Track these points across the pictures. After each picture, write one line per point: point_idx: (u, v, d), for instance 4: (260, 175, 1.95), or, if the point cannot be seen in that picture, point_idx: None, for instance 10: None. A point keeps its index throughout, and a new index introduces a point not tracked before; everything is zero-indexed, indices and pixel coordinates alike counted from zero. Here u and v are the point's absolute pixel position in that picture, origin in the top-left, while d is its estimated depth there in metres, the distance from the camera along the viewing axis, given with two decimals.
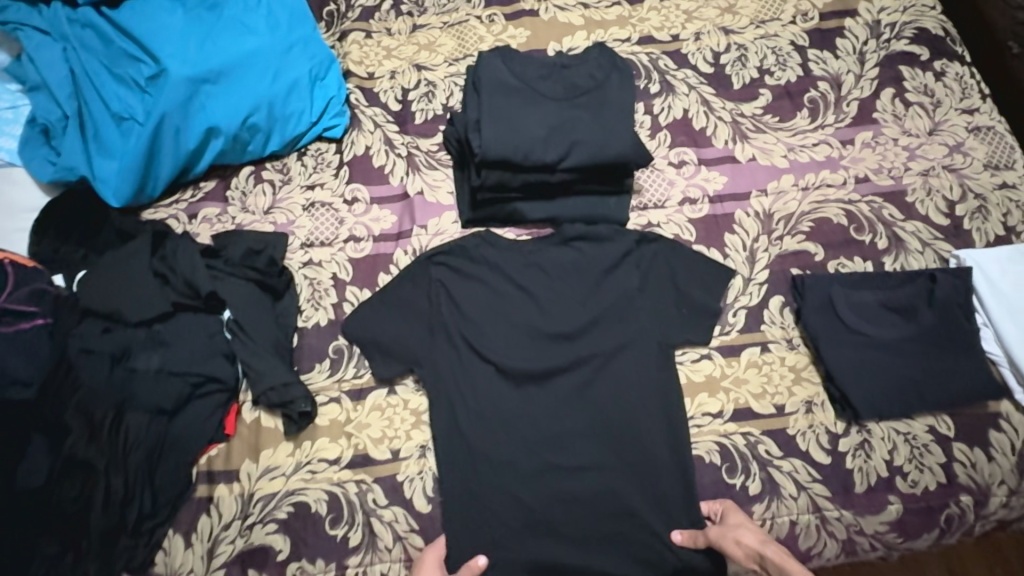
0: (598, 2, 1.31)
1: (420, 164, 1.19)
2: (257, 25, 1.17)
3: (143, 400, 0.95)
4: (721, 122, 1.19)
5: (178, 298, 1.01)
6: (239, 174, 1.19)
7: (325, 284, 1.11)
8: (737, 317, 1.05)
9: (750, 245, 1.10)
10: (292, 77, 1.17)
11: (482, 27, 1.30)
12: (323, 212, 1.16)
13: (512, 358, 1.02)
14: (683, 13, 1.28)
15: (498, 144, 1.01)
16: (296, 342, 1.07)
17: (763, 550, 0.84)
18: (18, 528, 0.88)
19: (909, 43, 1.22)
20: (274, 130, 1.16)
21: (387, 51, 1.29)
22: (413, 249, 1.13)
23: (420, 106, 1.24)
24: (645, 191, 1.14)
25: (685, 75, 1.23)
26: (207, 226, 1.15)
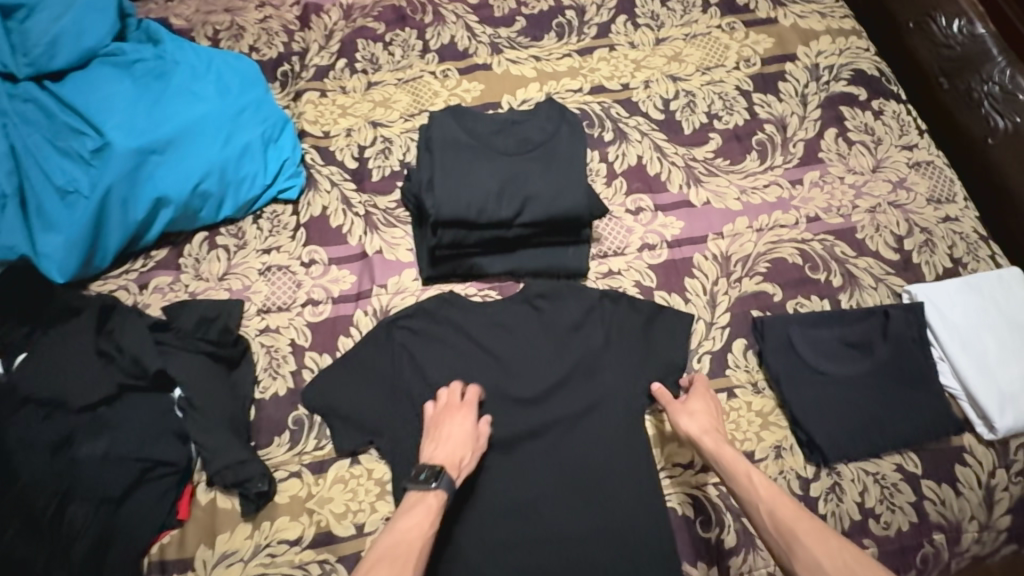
0: (548, 53, 1.34)
1: (378, 222, 1.18)
2: (205, 91, 1.16)
3: (88, 488, 0.90)
4: (674, 167, 1.21)
5: (123, 378, 0.96)
6: (193, 240, 1.16)
7: (283, 351, 1.07)
8: (701, 363, 1.05)
9: (710, 289, 1.11)
10: (243, 142, 1.15)
11: (437, 82, 1.32)
12: (280, 275, 1.14)
13: None
14: (632, 62, 1.32)
15: (452, 203, 0.99)
16: (253, 415, 1.03)
17: (701, 438, 0.93)
18: None
19: (848, 84, 1.27)
20: (227, 196, 1.14)
21: (343, 109, 1.30)
22: (373, 309, 1.11)
23: (376, 163, 1.24)
24: (604, 239, 1.15)
25: (637, 123, 1.26)
26: (159, 296, 1.12)
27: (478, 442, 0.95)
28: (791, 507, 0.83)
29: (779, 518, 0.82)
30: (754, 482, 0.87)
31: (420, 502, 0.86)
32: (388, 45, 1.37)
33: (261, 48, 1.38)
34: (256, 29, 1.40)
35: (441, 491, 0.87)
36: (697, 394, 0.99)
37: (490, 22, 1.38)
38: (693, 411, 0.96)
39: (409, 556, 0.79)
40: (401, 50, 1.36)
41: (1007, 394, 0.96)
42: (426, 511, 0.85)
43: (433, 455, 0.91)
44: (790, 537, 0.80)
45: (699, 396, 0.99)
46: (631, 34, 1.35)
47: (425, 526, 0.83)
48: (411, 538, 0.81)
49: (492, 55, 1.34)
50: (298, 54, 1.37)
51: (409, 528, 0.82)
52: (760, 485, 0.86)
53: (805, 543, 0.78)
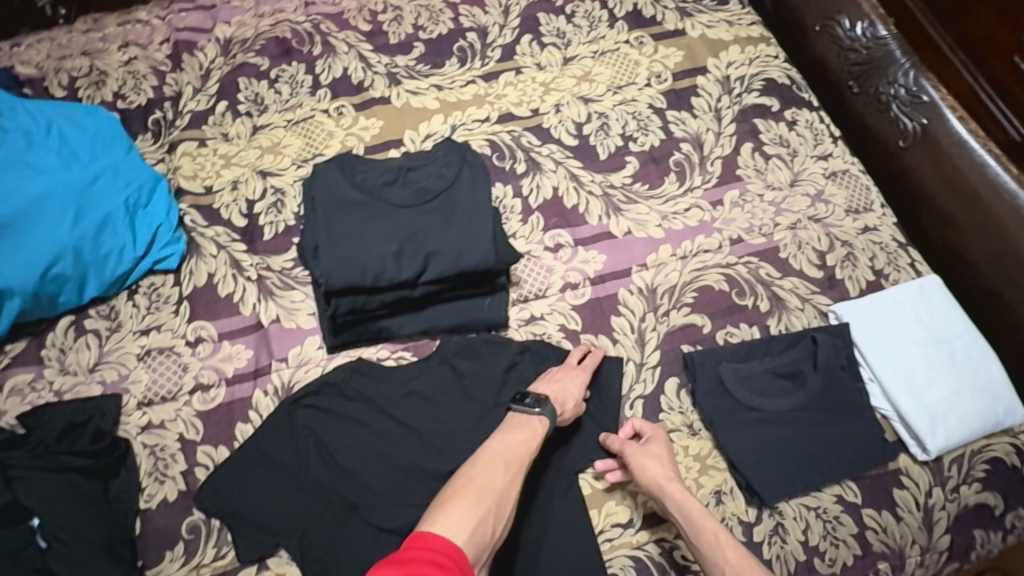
0: (451, 81, 1.24)
1: (274, 286, 1.06)
2: (47, 160, 1.02)
3: None
4: (592, 197, 1.14)
5: None
6: (56, 328, 1.01)
7: (171, 449, 0.95)
8: (634, 409, 0.99)
9: (638, 326, 1.05)
10: (101, 213, 1.02)
11: (331, 122, 1.20)
12: (162, 359, 1.00)
13: (397, 509, 0.90)
14: (540, 85, 1.24)
15: (344, 270, 0.90)
16: (140, 528, 0.91)
17: (664, 486, 0.87)
18: None
19: (759, 95, 1.24)
20: (87, 277, 1.00)
21: (226, 159, 1.16)
22: (273, 387, 1.00)
23: (268, 219, 1.11)
24: (524, 283, 1.07)
25: (550, 151, 1.18)
26: (17, 399, 0.97)
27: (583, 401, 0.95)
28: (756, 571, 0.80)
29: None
30: (719, 540, 0.82)
31: (527, 425, 0.88)
32: (274, 82, 1.24)
33: (128, 94, 1.23)
34: (121, 73, 1.25)
35: (545, 418, 0.88)
36: (656, 439, 0.93)
37: (386, 50, 1.27)
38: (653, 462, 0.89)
39: (519, 466, 0.82)
40: (288, 88, 1.24)
41: (936, 414, 0.96)
42: (533, 433, 0.87)
43: (541, 389, 0.93)
44: None
45: (655, 442, 0.93)
46: (537, 54, 1.27)
47: (532, 444, 0.85)
48: (519, 450, 0.84)
49: (390, 86, 1.24)
50: (171, 99, 1.22)
51: (517, 441, 0.85)
52: (728, 545, 0.82)
53: None
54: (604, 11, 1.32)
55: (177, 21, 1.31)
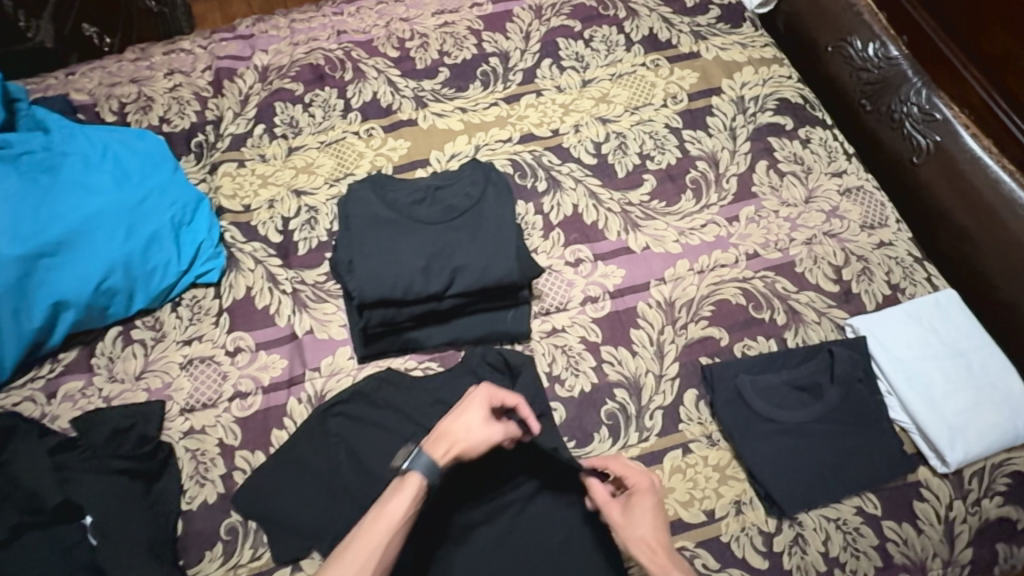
0: (474, 104, 1.30)
1: (307, 299, 1.12)
2: (102, 181, 1.08)
3: None
4: (611, 213, 1.19)
5: (22, 516, 0.86)
6: (105, 337, 1.07)
7: (211, 454, 1.00)
8: (654, 420, 1.02)
9: (656, 338, 1.08)
10: (150, 230, 1.08)
11: (361, 143, 1.27)
12: (203, 368, 1.06)
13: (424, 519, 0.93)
14: (560, 106, 1.30)
15: (376, 284, 0.94)
16: (181, 529, 0.95)
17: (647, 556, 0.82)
18: None
19: (774, 114, 1.27)
20: (135, 289, 1.06)
21: (263, 179, 1.23)
22: (307, 395, 1.05)
23: (302, 235, 1.18)
24: (545, 296, 1.11)
25: (570, 169, 1.23)
26: (69, 405, 1.03)
27: (486, 430, 0.87)
28: None
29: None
30: None
31: (400, 486, 0.82)
32: (308, 106, 1.31)
33: (173, 119, 1.31)
34: (166, 99, 1.33)
35: (415, 472, 0.82)
36: (642, 497, 0.87)
37: (413, 75, 1.34)
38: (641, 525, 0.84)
39: (372, 548, 0.77)
40: (321, 111, 1.31)
41: (955, 426, 0.97)
42: (405, 495, 0.81)
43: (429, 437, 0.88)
44: None
45: (641, 501, 0.87)
46: (557, 77, 1.33)
47: (396, 514, 0.79)
48: (379, 526, 0.78)
49: (417, 109, 1.30)
50: (213, 123, 1.30)
51: (376, 516, 0.80)
52: None
53: None
54: (621, 35, 1.37)
55: (218, 50, 1.40)
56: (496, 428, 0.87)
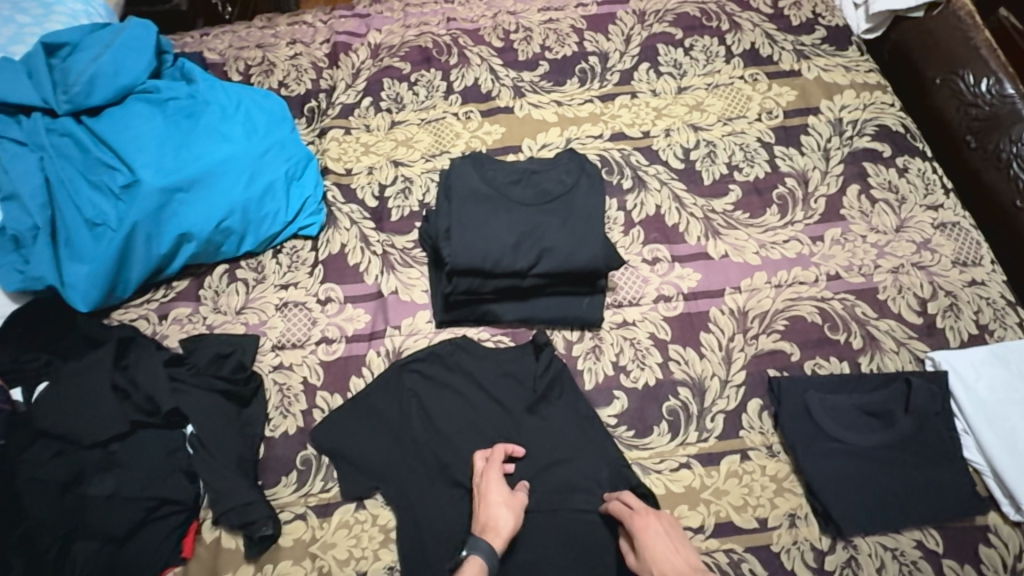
0: (570, 99, 1.35)
1: (395, 262, 1.19)
2: (233, 131, 1.18)
3: (95, 528, 0.89)
4: (693, 218, 1.21)
5: (137, 416, 0.97)
6: (213, 273, 1.18)
7: (295, 389, 1.08)
8: (715, 422, 1.03)
9: (725, 344, 1.10)
10: (267, 180, 1.18)
11: (459, 124, 1.34)
12: (296, 312, 1.15)
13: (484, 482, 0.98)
14: (653, 110, 1.33)
15: (470, 253, 1.00)
16: (263, 453, 1.03)
17: None
18: None
19: (871, 140, 1.26)
20: (248, 232, 1.16)
21: (365, 147, 1.32)
22: (386, 350, 1.12)
23: (396, 203, 1.25)
24: (620, 289, 1.14)
25: (656, 171, 1.26)
26: (177, 327, 1.14)
27: (514, 503, 0.93)
28: None
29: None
30: None
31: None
32: (414, 85, 1.40)
33: (290, 84, 1.42)
34: (286, 66, 1.45)
35: (477, 561, 0.87)
36: (642, 530, 0.88)
37: (514, 65, 1.40)
38: (659, 559, 0.86)
39: None
40: (425, 91, 1.39)
41: None
42: None
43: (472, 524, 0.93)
44: None
45: (648, 531, 0.88)
46: (653, 81, 1.36)
47: None
48: None
49: (515, 98, 1.36)
50: (326, 91, 1.40)
51: None
52: None
53: None
54: (721, 47, 1.39)
55: (337, 25, 1.50)
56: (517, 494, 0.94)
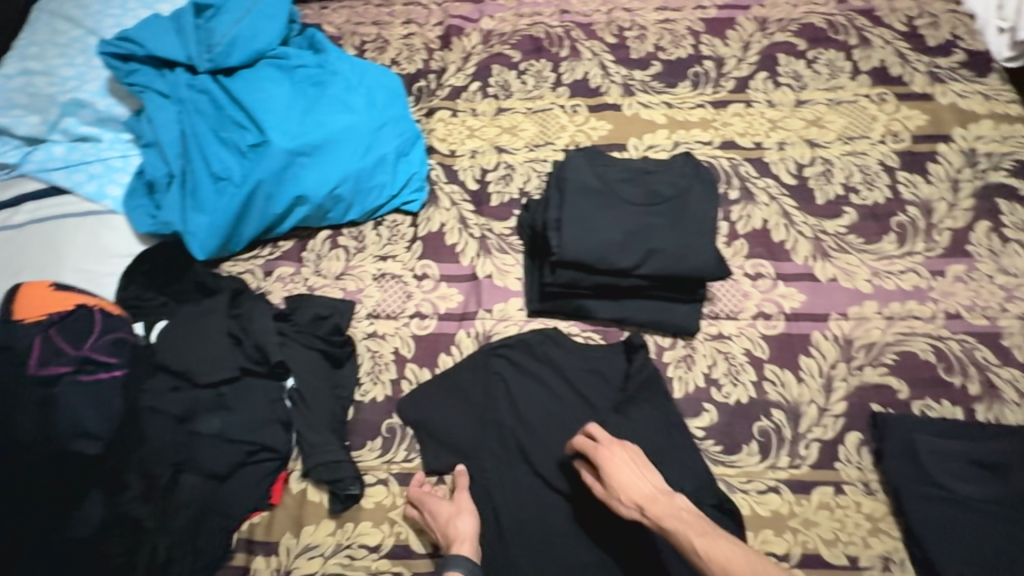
0: (681, 102, 1.32)
1: (492, 247, 1.20)
2: (355, 102, 1.22)
3: (201, 463, 0.95)
4: (802, 236, 1.16)
5: (246, 362, 1.02)
6: (316, 237, 1.23)
7: (386, 358, 1.11)
8: (809, 450, 0.99)
9: (827, 371, 1.05)
10: (380, 153, 1.20)
11: (565, 117, 1.33)
12: (392, 284, 1.18)
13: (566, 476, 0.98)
14: (768, 121, 1.28)
15: (578, 246, 0.99)
16: (351, 416, 1.07)
17: (645, 507, 0.85)
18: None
19: (1008, 175, 1.18)
20: (355, 202, 1.20)
21: (470, 131, 1.34)
22: (476, 331, 1.13)
23: (496, 188, 1.26)
24: (717, 300, 1.12)
25: (766, 184, 1.21)
26: (280, 285, 1.19)
27: (459, 505, 0.95)
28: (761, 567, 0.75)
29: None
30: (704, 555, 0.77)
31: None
32: (522, 74, 1.40)
33: (402, 62, 1.45)
34: (400, 44, 1.48)
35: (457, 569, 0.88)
36: (606, 460, 0.89)
37: (626, 63, 1.38)
38: (622, 484, 0.87)
39: None
40: (534, 80, 1.39)
41: None
42: None
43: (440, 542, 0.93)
44: None
45: (613, 457, 0.90)
46: (770, 91, 1.31)
47: None
48: None
49: (624, 96, 1.34)
50: (436, 72, 1.43)
51: None
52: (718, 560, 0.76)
53: None
54: (848, 62, 1.33)
55: (452, 8, 1.52)
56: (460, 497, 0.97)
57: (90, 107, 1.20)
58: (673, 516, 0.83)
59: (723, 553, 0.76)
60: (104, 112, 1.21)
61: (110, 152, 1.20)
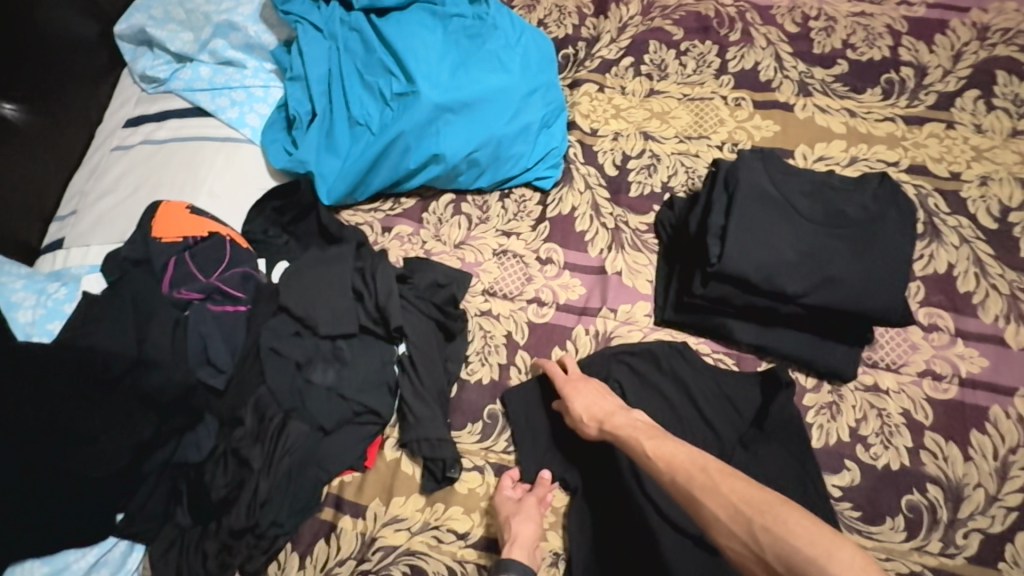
0: (867, 111, 1.15)
1: (625, 242, 1.10)
2: (511, 63, 1.14)
3: (309, 413, 0.94)
4: (996, 291, 0.99)
5: (364, 320, 0.99)
6: (439, 199, 1.17)
7: (498, 341, 1.05)
8: (967, 540, 0.86)
9: (1003, 455, 0.90)
10: (525, 121, 1.12)
11: (726, 109, 1.19)
12: (513, 262, 1.10)
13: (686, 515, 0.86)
14: (972, 149, 1.09)
15: (743, 260, 0.89)
16: (454, 393, 1.03)
17: (603, 421, 0.87)
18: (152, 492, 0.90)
19: None
20: (489, 169, 1.13)
21: (616, 110, 1.22)
22: (596, 330, 1.04)
23: (637, 178, 1.15)
24: (879, 347, 0.97)
25: (958, 223, 1.04)
26: (398, 244, 1.14)
27: (529, 509, 0.89)
28: (694, 459, 0.74)
29: (754, 504, 0.64)
30: (648, 455, 0.78)
31: None
32: (682, 54, 1.26)
33: (550, 24, 1.33)
34: (550, 4, 1.36)
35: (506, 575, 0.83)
36: (570, 386, 0.93)
37: (806, 58, 1.21)
38: (584, 406, 0.89)
39: None
40: (695, 63, 1.25)
41: None
42: None
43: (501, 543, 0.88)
44: (702, 494, 0.69)
45: (575, 380, 0.94)
46: (980, 115, 1.12)
47: None
48: None
49: (798, 95, 1.18)
50: (586, 40, 1.31)
51: None
52: (666, 458, 0.76)
53: (720, 488, 0.68)
54: None
55: None
56: (532, 500, 0.91)
57: (241, 30, 1.18)
58: (626, 426, 0.84)
59: (665, 449, 0.77)
60: (253, 39, 1.18)
61: (253, 80, 1.18)
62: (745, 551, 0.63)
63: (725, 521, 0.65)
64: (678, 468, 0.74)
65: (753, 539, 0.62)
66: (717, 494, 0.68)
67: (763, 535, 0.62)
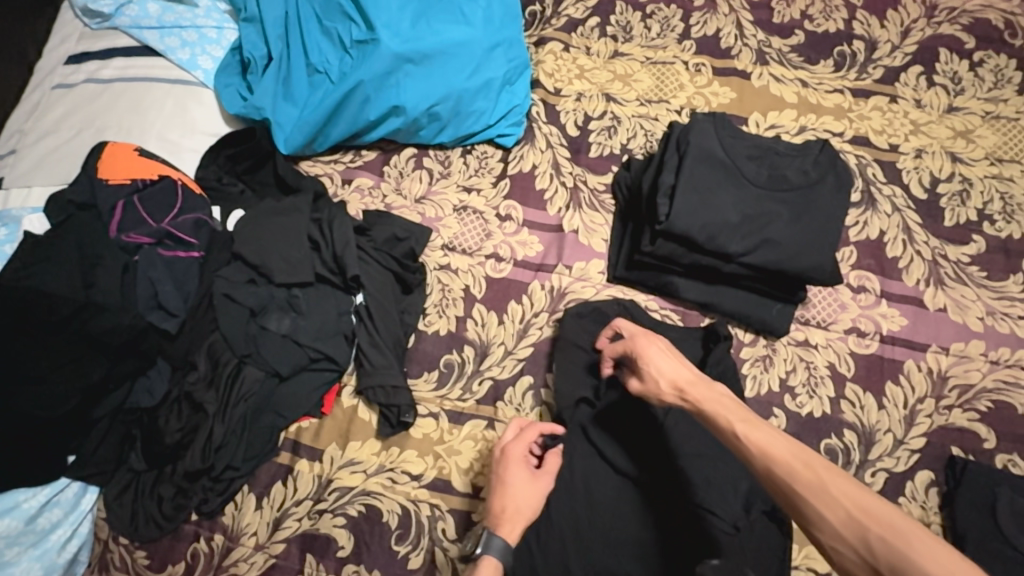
0: (818, 82, 1.19)
1: (583, 201, 1.13)
2: (474, 16, 1.13)
3: (265, 359, 0.95)
4: (919, 257, 1.07)
5: (321, 270, 1.00)
6: (401, 153, 1.16)
7: (456, 294, 1.07)
8: (874, 478, 0.95)
9: (912, 404, 0.99)
10: (488, 76, 1.12)
11: (686, 74, 1.21)
12: (473, 218, 1.12)
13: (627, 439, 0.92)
14: (910, 122, 1.15)
15: (689, 219, 0.93)
16: (411, 343, 1.05)
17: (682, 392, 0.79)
18: (109, 436, 0.92)
19: None
20: (450, 124, 1.13)
21: (580, 70, 1.23)
22: (550, 286, 1.08)
23: (598, 138, 1.17)
24: (811, 306, 1.04)
25: (892, 193, 1.11)
26: (358, 196, 1.13)
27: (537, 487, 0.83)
28: (796, 454, 0.65)
29: (872, 513, 0.58)
30: (743, 438, 0.69)
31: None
32: (648, 17, 1.26)
33: None
34: None
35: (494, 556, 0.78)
36: (645, 349, 0.84)
37: (764, 27, 1.24)
38: (661, 372, 0.81)
39: None
40: (659, 27, 1.26)
41: None
42: None
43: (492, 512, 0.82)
44: (814, 494, 0.62)
45: (645, 342, 0.85)
46: (921, 90, 1.18)
47: None
48: None
49: (756, 63, 1.21)
50: None
51: None
52: (763, 450, 0.67)
53: (831, 491, 0.61)
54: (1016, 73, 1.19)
55: None
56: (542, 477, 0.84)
57: None
58: (712, 401, 0.75)
59: (765, 437, 0.68)
60: None
61: (205, 20, 1.13)
62: (852, 558, 0.58)
63: (834, 523, 0.59)
64: (778, 460, 0.65)
65: (867, 550, 0.57)
66: (831, 500, 0.60)
67: (879, 545, 0.57)
